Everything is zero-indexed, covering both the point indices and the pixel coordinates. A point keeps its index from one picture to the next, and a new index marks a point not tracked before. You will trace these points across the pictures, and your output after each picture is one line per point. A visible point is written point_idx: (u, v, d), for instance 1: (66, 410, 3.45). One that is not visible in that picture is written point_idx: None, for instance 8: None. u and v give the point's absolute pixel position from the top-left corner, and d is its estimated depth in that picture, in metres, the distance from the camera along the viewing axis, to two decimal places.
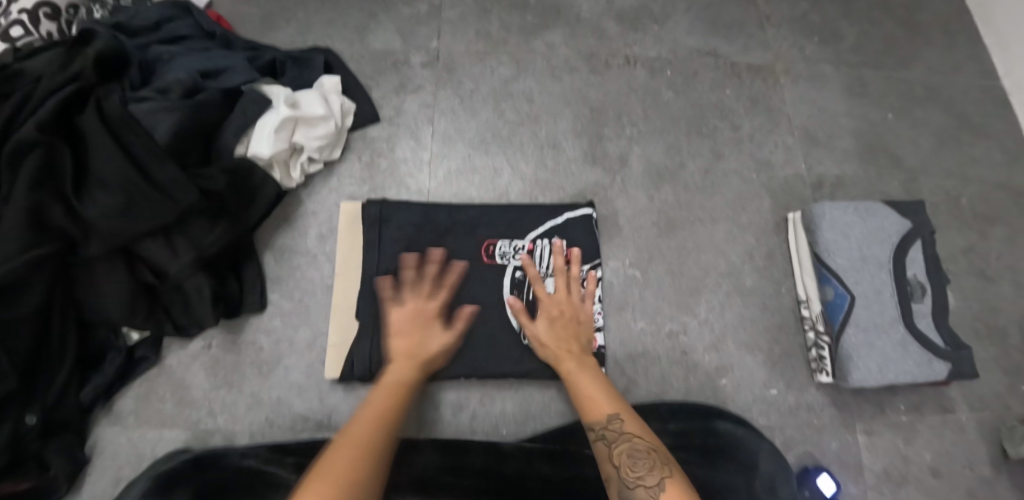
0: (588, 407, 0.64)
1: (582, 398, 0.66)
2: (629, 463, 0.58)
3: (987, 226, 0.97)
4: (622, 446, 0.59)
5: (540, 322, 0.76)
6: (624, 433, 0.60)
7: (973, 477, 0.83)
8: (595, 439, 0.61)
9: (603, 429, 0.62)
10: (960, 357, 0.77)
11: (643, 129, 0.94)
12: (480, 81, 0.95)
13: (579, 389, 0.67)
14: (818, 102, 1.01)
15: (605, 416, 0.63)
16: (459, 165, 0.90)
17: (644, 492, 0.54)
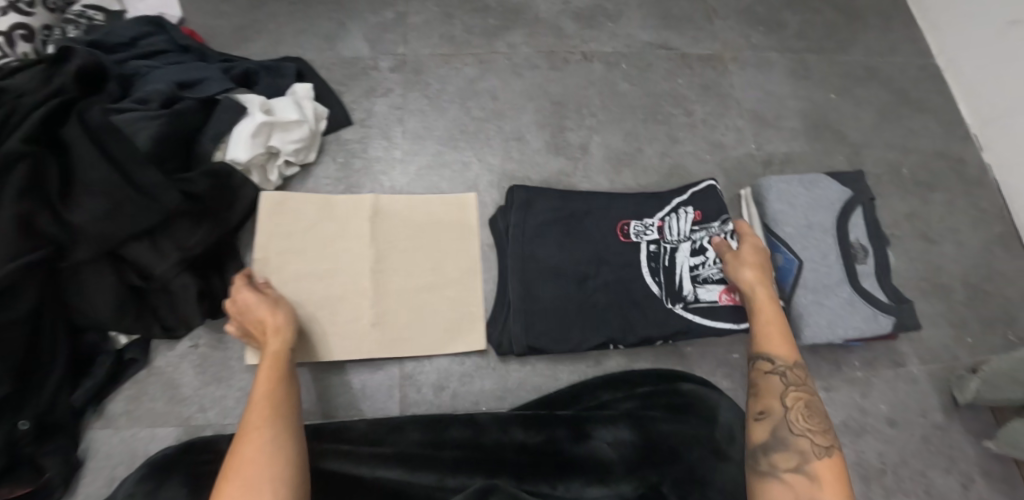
0: (776, 342, 0.69)
1: (775, 329, 0.71)
2: (801, 414, 0.63)
3: (927, 192, 1.04)
4: (799, 395, 0.65)
5: (746, 254, 0.81)
6: (800, 384, 0.65)
7: (927, 424, 0.89)
8: (772, 373, 0.67)
9: (785, 369, 0.67)
10: (903, 310, 0.83)
11: (603, 119, 1.00)
12: (446, 82, 1.01)
13: (770, 323, 0.72)
14: (766, 87, 1.08)
15: (790, 358, 0.67)
16: (430, 161, 0.95)
17: (809, 446, 0.60)
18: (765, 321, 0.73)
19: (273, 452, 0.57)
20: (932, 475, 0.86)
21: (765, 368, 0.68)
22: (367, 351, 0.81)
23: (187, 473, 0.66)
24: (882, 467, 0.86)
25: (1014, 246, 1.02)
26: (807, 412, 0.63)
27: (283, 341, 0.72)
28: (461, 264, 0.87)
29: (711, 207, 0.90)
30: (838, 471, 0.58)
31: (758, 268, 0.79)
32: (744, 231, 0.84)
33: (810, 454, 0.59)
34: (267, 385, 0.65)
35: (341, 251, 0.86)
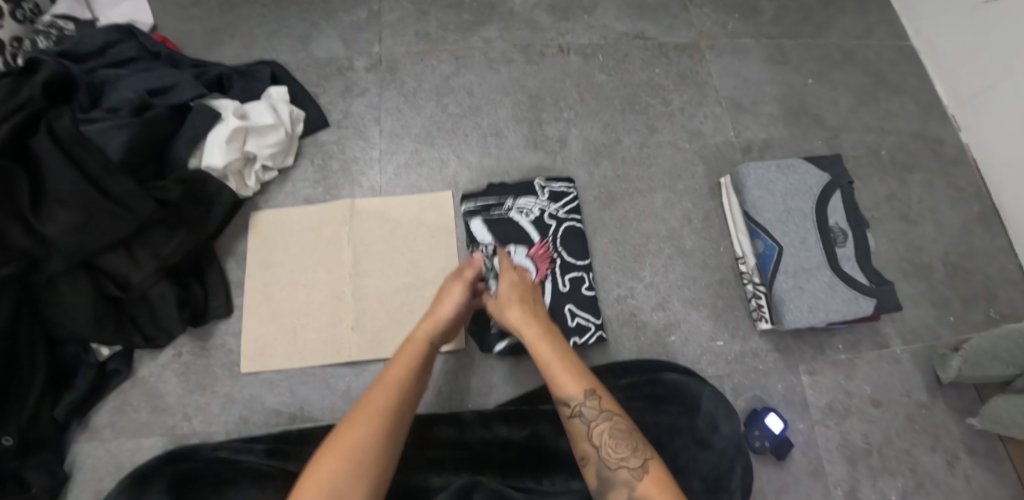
0: (562, 381, 0.63)
1: (554, 368, 0.64)
2: (613, 445, 0.60)
3: (906, 173, 1.05)
4: (603, 425, 0.61)
5: (508, 293, 0.72)
6: (603, 411, 0.62)
7: (911, 403, 0.90)
8: (572, 416, 0.62)
9: (585, 405, 0.62)
10: (885, 291, 0.84)
11: (580, 111, 0.99)
12: (422, 80, 1.00)
13: (549, 360, 0.65)
14: (743, 73, 1.08)
15: (582, 391, 0.62)
16: (408, 160, 0.94)
17: (629, 473, 0.58)
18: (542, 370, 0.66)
19: (384, 446, 0.58)
20: (917, 453, 0.88)
21: (567, 412, 0.63)
22: (351, 354, 0.83)
23: (166, 486, 0.65)
24: (867, 448, 0.87)
25: (994, 224, 1.03)
26: (615, 439, 0.60)
27: (435, 328, 0.69)
28: (441, 263, 0.87)
29: (523, 192, 0.90)
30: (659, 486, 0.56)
31: (518, 304, 0.70)
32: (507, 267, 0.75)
33: (633, 481, 0.57)
34: (401, 369, 0.65)
35: (322, 260, 0.88)
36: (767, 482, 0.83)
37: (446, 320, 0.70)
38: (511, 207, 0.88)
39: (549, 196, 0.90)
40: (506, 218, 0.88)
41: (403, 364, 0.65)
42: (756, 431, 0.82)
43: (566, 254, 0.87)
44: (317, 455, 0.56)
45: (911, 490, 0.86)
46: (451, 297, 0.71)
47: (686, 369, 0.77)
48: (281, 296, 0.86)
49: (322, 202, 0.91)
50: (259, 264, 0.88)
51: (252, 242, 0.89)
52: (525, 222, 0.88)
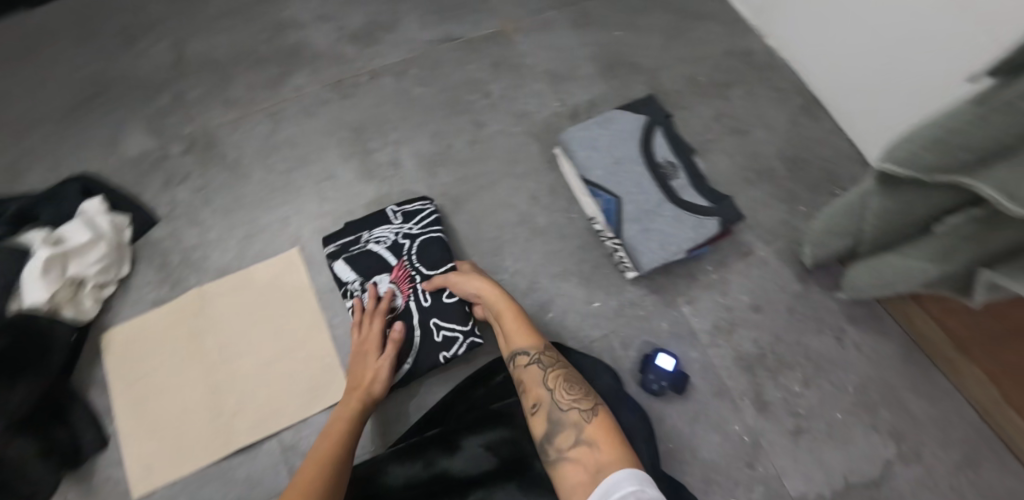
0: (523, 334, 0.70)
1: (515, 328, 0.71)
2: (564, 388, 0.64)
3: (727, 90, 1.10)
4: (558, 374, 0.66)
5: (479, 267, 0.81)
6: (555, 364, 0.67)
7: (788, 296, 0.95)
8: (529, 363, 0.67)
9: (540, 355, 0.68)
10: (722, 205, 0.87)
11: (406, 128, 1.00)
12: (243, 146, 0.98)
13: (508, 323, 0.72)
14: (553, 45, 1.10)
15: (541, 344, 0.69)
16: (248, 230, 0.92)
17: (578, 415, 0.60)
18: (503, 327, 0.73)
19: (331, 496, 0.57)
20: (807, 341, 0.93)
21: (523, 362, 0.68)
22: (240, 440, 0.80)
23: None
24: (761, 352, 0.91)
25: (818, 111, 1.09)
26: (568, 384, 0.64)
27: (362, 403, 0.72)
28: (306, 319, 0.86)
29: (375, 221, 0.89)
30: (608, 425, 0.58)
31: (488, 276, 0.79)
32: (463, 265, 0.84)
33: (582, 421, 0.59)
34: (331, 444, 0.64)
35: (187, 355, 0.85)
36: (677, 416, 0.86)
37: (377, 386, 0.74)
38: (368, 239, 0.88)
39: (403, 218, 0.89)
40: (365, 250, 0.87)
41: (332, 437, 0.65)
42: (652, 375, 0.84)
43: (432, 265, 0.86)
44: None
45: (811, 376, 0.91)
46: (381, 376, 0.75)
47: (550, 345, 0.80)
48: (155, 406, 0.83)
49: (175, 298, 0.88)
50: (123, 383, 0.84)
51: (109, 361, 0.85)
52: (383, 250, 0.87)
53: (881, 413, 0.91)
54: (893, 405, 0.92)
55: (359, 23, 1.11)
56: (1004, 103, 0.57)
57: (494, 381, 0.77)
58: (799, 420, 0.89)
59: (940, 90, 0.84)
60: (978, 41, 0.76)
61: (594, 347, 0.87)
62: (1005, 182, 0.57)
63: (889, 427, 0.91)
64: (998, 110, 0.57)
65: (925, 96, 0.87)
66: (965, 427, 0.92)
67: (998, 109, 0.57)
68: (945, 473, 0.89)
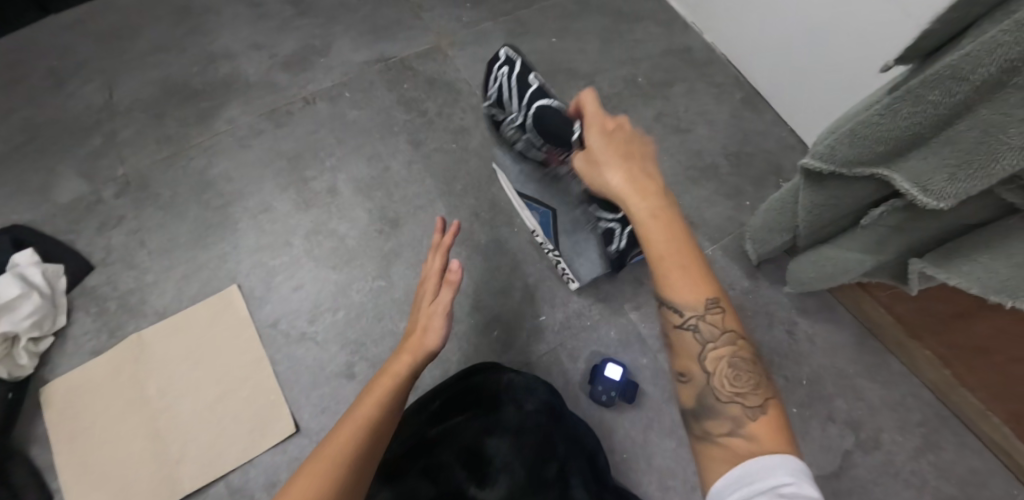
0: (680, 282, 0.47)
1: (674, 263, 0.47)
2: (726, 374, 0.47)
3: (667, 89, 1.10)
4: (720, 352, 0.47)
5: (607, 152, 0.53)
6: (723, 330, 0.47)
7: (736, 294, 0.95)
8: (680, 328, 0.48)
9: (700, 318, 0.47)
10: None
11: (343, 154, 0.99)
12: (177, 183, 0.97)
13: (660, 248, 0.47)
14: (489, 57, 1.10)
15: (703, 299, 0.47)
16: (186, 269, 0.91)
17: (739, 410, 0.45)
18: (653, 259, 0.48)
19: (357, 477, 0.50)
20: (758, 337, 0.93)
21: (675, 322, 0.48)
22: (187, 486, 0.79)
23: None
24: None
25: (758, 103, 1.09)
26: (731, 369, 0.47)
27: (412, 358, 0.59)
28: (247, 356, 0.85)
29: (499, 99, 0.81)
30: (778, 428, 0.43)
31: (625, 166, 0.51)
32: (587, 119, 0.57)
33: (743, 417, 0.44)
34: (371, 406, 0.55)
35: (130, 402, 0.83)
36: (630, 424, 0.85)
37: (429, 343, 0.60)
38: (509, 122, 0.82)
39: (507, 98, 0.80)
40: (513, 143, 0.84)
41: (378, 395, 0.56)
42: (600, 386, 0.83)
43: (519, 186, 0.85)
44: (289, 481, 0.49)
45: None
46: (435, 325, 0.61)
47: (482, 365, 0.78)
48: (99, 458, 0.81)
49: (114, 346, 0.86)
50: (64, 437, 0.82)
51: (48, 416, 0.83)
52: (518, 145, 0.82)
53: (837, 403, 0.91)
54: (849, 394, 0.92)
55: (291, 49, 1.09)
56: (905, 91, 0.53)
57: (431, 407, 0.73)
58: None
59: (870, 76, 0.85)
60: (901, 24, 0.77)
61: (542, 363, 0.87)
62: (921, 175, 0.56)
63: (846, 416, 0.91)
64: (901, 99, 0.53)
65: (857, 84, 0.88)
66: (923, 410, 0.92)
67: (901, 99, 0.53)
68: (904, 458, 0.89)
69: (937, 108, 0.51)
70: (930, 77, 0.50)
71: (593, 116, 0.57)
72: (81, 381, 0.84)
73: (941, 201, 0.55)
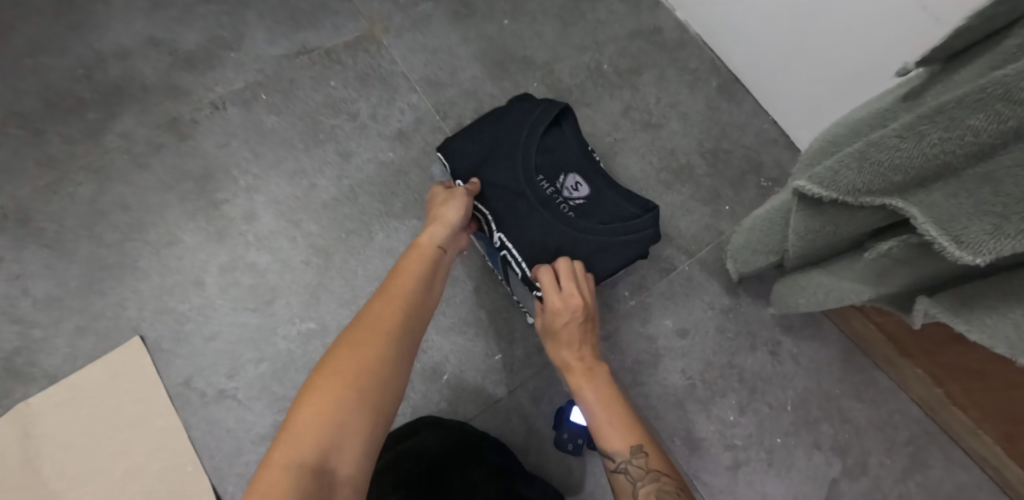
0: (607, 432, 0.56)
1: (606, 416, 0.58)
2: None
3: (635, 77, 0.97)
4: (649, 486, 0.52)
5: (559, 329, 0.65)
6: (650, 471, 0.52)
7: (714, 313, 0.86)
8: (614, 471, 0.55)
9: (629, 463, 0.54)
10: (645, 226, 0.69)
11: (260, 171, 0.85)
12: (63, 217, 0.82)
13: (599, 413, 0.59)
14: (429, 45, 0.94)
15: (628, 447, 0.55)
16: (81, 322, 0.77)
17: None
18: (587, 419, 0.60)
19: (399, 360, 0.49)
20: (740, 361, 0.84)
21: (610, 466, 0.55)
22: None
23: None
24: (689, 383, 0.83)
25: (736, 91, 0.97)
26: None
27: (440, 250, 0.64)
28: (158, 424, 0.74)
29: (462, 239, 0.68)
30: None
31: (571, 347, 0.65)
32: (549, 299, 0.65)
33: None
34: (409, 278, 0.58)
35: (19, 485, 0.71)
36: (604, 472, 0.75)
37: (456, 220, 0.66)
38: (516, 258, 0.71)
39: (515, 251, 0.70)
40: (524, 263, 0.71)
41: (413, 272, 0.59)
42: (566, 434, 0.74)
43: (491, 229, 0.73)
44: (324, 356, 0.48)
45: (745, 401, 0.83)
46: (458, 202, 0.67)
47: (412, 427, 0.69)
48: None
49: None
50: None
51: None
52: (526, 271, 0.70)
53: (824, 429, 0.83)
54: (835, 418, 0.84)
55: (194, 42, 0.92)
56: (935, 109, 0.41)
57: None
58: (736, 452, 0.81)
59: (868, 73, 0.74)
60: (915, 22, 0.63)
61: (498, 408, 0.77)
62: (950, 218, 0.43)
63: (833, 442, 0.83)
64: (930, 118, 0.41)
65: (850, 80, 0.77)
66: (911, 427, 0.84)
67: (929, 119, 0.41)
68: (892, 482, 0.82)
69: (978, 135, 0.38)
70: (973, 94, 0.37)
71: (552, 294, 0.65)
72: None
73: (976, 256, 0.42)
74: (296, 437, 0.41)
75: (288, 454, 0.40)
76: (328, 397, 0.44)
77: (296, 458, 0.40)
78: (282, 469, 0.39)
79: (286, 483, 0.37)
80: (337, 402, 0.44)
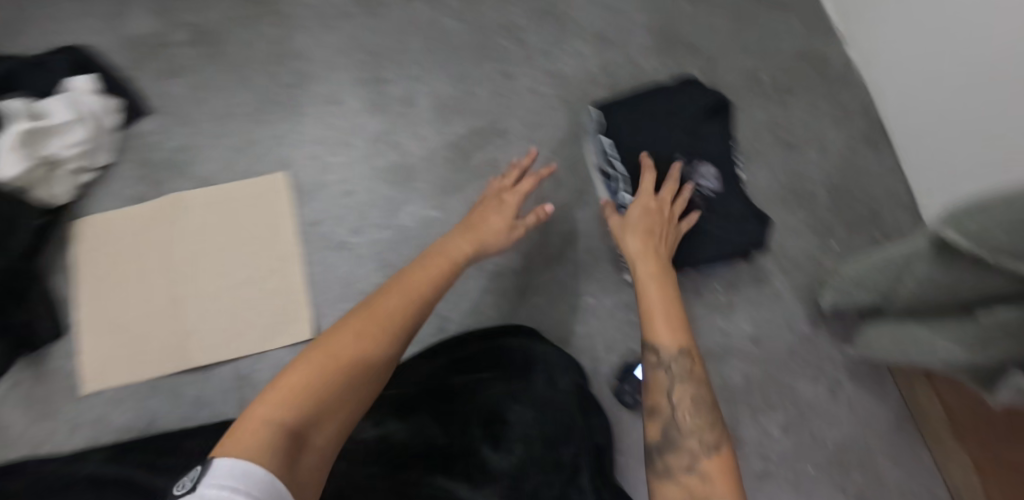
0: (662, 329, 0.59)
1: (659, 313, 0.60)
2: (688, 407, 0.55)
3: (787, 96, 0.99)
4: (687, 388, 0.56)
5: (641, 219, 0.71)
6: (692, 374, 0.57)
7: (791, 335, 0.89)
8: (655, 367, 0.58)
9: (674, 363, 0.57)
10: (752, 234, 0.79)
11: (427, 65, 0.91)
12: (250, 49, 0.90)
13: (653, 303, 0.61)
14: (609, 4, 0.98)
15: (677, 347, 0.58)
16: (239, 141, 0.86)
17: (697, 445, 0.53)
18: (643, 310, 0.62)
19: (384, 360, 0.51)
20: (796, 385, 0.88)
21: (652, 361, 0.58)
22: (198, 359, 0.78)
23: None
24: (746, 387, 0.87)
25: (880, 141, 0.98)
26: (694, 404, 0.55)
27: (471, 248, 0.65)
28: (281, 249, 0.82)
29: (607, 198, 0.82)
30: (730, 466, 0.51)
31: (643, 235, 0.69)
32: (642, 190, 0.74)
33: (700, 453, 0.52)
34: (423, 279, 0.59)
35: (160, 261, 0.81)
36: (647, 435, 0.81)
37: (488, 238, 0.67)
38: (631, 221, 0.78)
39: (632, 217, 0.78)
40: None
41: (434, 272, 0.61)
42: (628, 386, 0.79)
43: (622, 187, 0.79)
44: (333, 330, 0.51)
45: (791, 422, 0.87)
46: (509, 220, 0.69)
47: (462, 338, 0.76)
48: (122, 306, 0.80)
49: (153, 199, 0.83)
50: (91, 276, 0.81)
51: (82, 251, 0.82)
52: None
53: (855, 476, 0.86)
54: (870, 470, 0.86)
55: None
56: None
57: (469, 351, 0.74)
58: (768, 464, 0.85)
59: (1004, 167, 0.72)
60: None
61: (572, 344, 0.82)
62: None
63: (861, 491, 0.85)
64: None
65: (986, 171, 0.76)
66: None
67: None
68: None
69: None
70: None
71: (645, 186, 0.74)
72: (118, 226, 0.82)
73: None
74: (280, 397, 0.45)
75: (264, 419, 0.42)
76: (315, 373, 0.47)
77: (276, 415, 0.43)
78: (259, 421, 0.42)
79: (261, 432, 0.41)
80: (322, 384, 0.47)
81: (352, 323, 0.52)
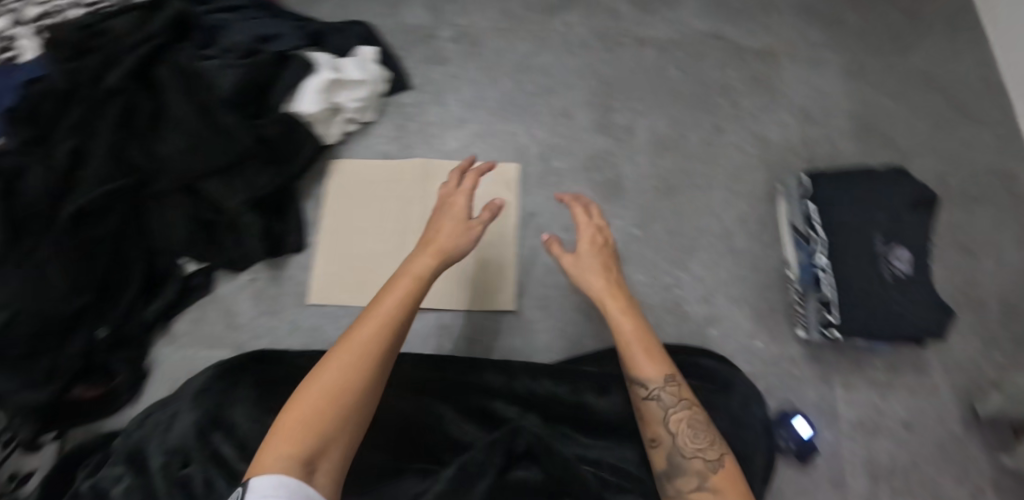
0: (644, 365, 0.64)
1: (637, 351, 0.65)
2: (688, 433, 0.62)
3: (973, 206, 1.03)
4: (680, 414, 0.63)
5: (591, 259, 0.71)
6: (683, 401, 0.63)
7: (943, 431, 0.90)
8: (647, 398, 0.64)
9: (660, 390, 0.64)
10: (941, 323, 0.81)
11: (649, 103, 1.02)
12: (501, 55, 1.05)
13: (629, 335, 0.66)
14: (818, 86, 1.07)
15: (661, 376, 0.64)
16: (480, 129, 0.99)
17: (703, 464, 0.59)
18: (618, 341, 0.67)
19: (370, 390, 0.55)
20: (941, 481, 0.88)
21: (641, 394, 0.64)
22: None
23: (255, 383, 0.73)
24: (891, 468, 0.88)
25: None
26: (692, 429, 0.62)
27: (434, 262, 0.64)
28: (497, 226, 0.93)
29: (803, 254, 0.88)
30: (738, 482, 0.58)
31: (602, 272, 0.71)
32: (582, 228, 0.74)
33: (706, 472, 0.59)
34: (396, 300, 0.60)
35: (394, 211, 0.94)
36: (785, 484, 0.86)
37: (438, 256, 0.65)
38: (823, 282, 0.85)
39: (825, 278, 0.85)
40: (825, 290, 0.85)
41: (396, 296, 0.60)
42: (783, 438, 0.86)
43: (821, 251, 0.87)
44: (316, 370, 0.55)
45: None
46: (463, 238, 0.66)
47: None
48: (356, 241, 0.93)
49: (401, 159, 0.97)
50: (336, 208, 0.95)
51: (333, 186, 0.96)
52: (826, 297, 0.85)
53: None
54: None
55: None
56: None
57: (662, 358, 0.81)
58: None
59: None
60: None
61: None
62: None
63: None
64: None
65: None
66: None
67: None
68: None
69: None
70: None
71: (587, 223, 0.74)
72: (367, 173, 0.96)
73: None
74: (295, 437, 0.50)
75: (279, 452, 0.49)
76: (313, 410, 0.52)
77: (282, 459, 0.49)
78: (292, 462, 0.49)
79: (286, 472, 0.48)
80: (320, 422, 0.52)
81: (338, 355, 0.55)
